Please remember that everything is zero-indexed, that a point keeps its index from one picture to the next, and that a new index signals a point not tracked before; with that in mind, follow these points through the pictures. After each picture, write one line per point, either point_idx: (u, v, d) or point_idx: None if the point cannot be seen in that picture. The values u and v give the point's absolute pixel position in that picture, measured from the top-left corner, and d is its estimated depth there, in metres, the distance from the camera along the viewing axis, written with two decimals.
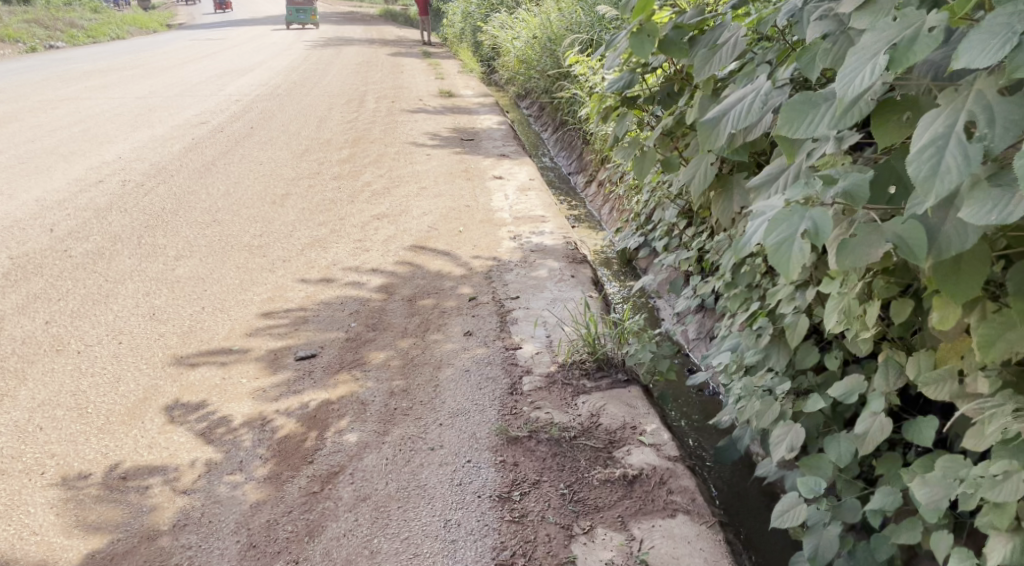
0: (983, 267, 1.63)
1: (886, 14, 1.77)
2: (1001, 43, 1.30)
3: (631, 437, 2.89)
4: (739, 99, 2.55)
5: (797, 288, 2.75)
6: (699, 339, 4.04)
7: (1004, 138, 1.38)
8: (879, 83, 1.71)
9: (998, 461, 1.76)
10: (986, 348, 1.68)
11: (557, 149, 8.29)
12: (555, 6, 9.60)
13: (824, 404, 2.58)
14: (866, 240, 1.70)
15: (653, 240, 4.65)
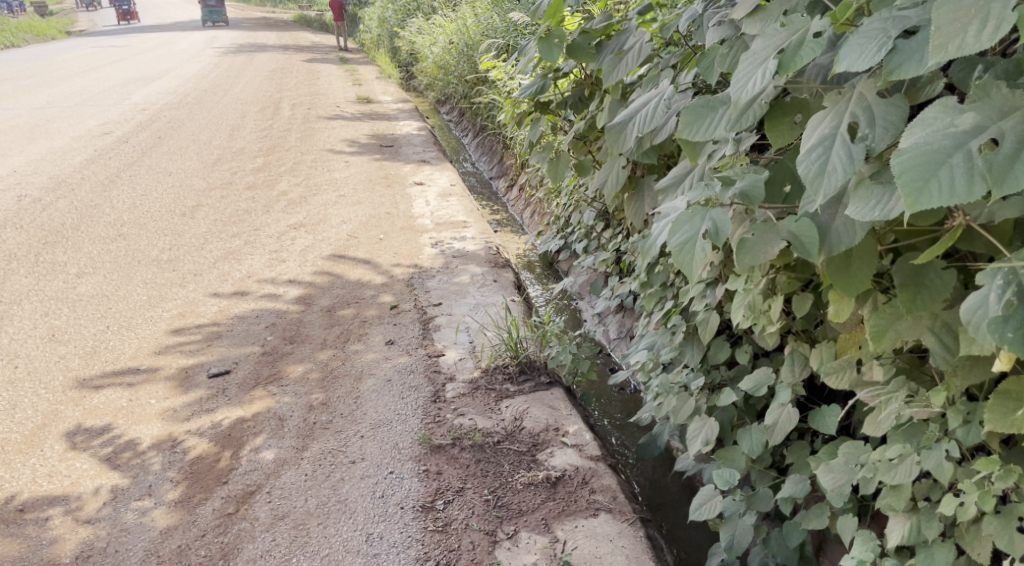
0: (871, 261, 1.71)
1: (775, 19, 1.83)
2: (877, 47, 1.36)
3: (554, 439, 2.91)
4: (644, 102, 2.61)
5: (708, 285, 2.83)
6: (620, 338, 4.11)
7: (884, 138, 1.45)
8: (771, 86, 1.78)
9: (894, 445, 1.85)
10: (878, 338, 1.76)
11: (478, 154, 8.32)
12: (471, 12, 9.64)
13: (736, 397, 2.65)
14: (763, 238, 1.76)
15: (573, 243, 4.71)
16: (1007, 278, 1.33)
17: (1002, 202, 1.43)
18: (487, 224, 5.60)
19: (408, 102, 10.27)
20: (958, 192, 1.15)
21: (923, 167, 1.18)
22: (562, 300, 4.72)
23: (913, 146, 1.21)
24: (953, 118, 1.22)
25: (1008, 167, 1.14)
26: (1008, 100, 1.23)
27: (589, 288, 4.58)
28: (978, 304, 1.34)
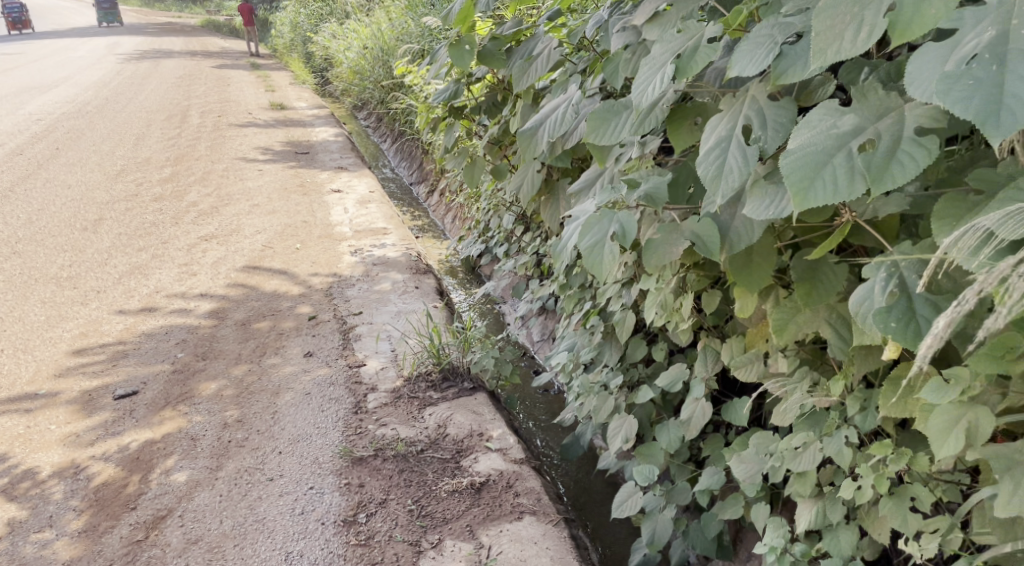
0: (770, 258, 1.78)
1: (672, 26, 1.84)
2: (765, 52, 1.41)
3: (478, 445, 2.90)
4: (554, 107, 2.64)
5: (623, 285, 2.89)
6: (543, 341, 4.13)
7: (776, 139, 1.50)
8: (671, 91, 1.82)
9: (799, 434, 1.93)
10: (780, 331, 1.82)
11: (398, 160, 8.26)
12: (386, 17, 9.56)
13: (653, 395, 2.70)
14: (667, 238, 1.80)
15: (494, 247, 4.72)
16: (889, 271, 1.39)
17: (885, 198, 1.50)
18: (407, 230, 5.55)
19: (324, 108, 10.09)
20: (841, 190, 1.20)
21: (809, 167, 1.23)
22: (485, 305, 4.72)
23: (800, 146, 1.26)
24: (835, 119, 1.28)
25: (885, 166, 1.20)
26: (884, 102, 1.29)
27: (512, 291, 4.59)
28: (864, 297, 1.40)
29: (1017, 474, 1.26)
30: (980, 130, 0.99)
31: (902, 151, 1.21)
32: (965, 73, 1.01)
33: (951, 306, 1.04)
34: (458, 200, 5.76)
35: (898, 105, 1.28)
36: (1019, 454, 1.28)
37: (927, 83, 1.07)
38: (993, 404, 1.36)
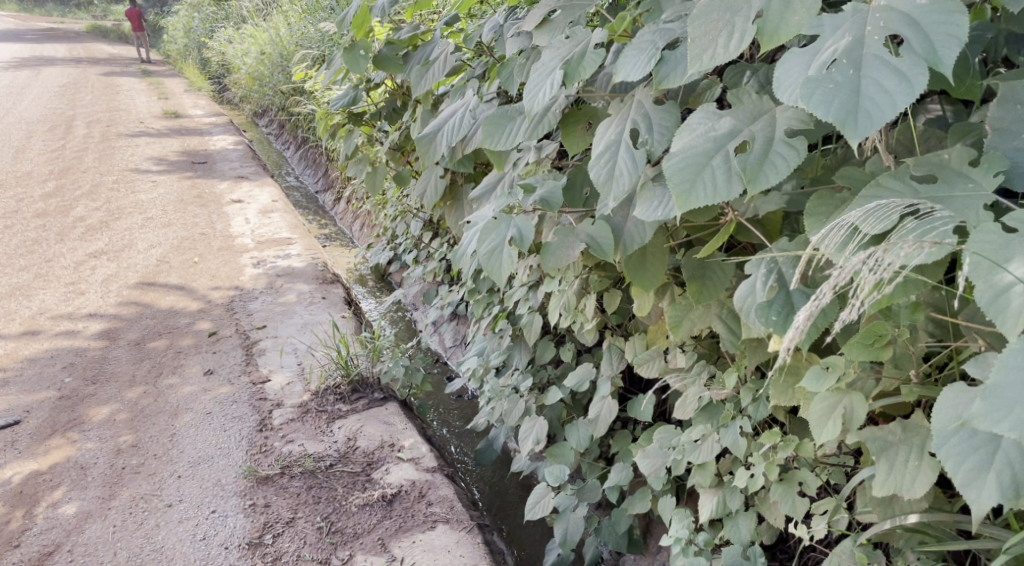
0: (663, 258, 1.83)
1: (561, 31, 1.84)
2: (648, 57, 1.44)
3: (389, 456, 2.86)
4: (451, 113, 2.62)
5: (530, 288, 2.92)
6: (456, 346, 4.08)
7: (662, 142, 1.54)
8: (562, 96, 1.84)
9: (698, 426, 1.99)
10: (675, 328, 1.88)
11: (302, 168, 8.09)
12: (285, 21, 9.34)
13: (562, 395, 2.73)
14: (564, 241, 1.82)
15: (403, 254, 4.67)
16: (769, 267, 1.45)
17: (765, 196, 1.57)
18: (313, 240, 5.44)
19: (222, 115, 9.77)
20: (720, 191, 1.24)
21: (689, 169, 1.27)
22: (396, 313, 4.67)
23: (681, 149, 1.30)
24: (713, 123, 1.32)
25: (759, 166, 1.25)
26: (757, 105, 1.34)
27: (423, 298, 4.55)
28: (747, 292, 1.46)
29: (892, 456, 1.33)
30: (840, 130, 1.04)
31: (775, 152, 1.27)
32: (826, 77, 1.06)
33: (810, 300, 1.09)
34: (365, 207, 5.68)
35: (770, 108, 1.33)
36: (893, 435, 1.35)
37: (792, 88, 1.11)
38: (869, 389, 1.43)
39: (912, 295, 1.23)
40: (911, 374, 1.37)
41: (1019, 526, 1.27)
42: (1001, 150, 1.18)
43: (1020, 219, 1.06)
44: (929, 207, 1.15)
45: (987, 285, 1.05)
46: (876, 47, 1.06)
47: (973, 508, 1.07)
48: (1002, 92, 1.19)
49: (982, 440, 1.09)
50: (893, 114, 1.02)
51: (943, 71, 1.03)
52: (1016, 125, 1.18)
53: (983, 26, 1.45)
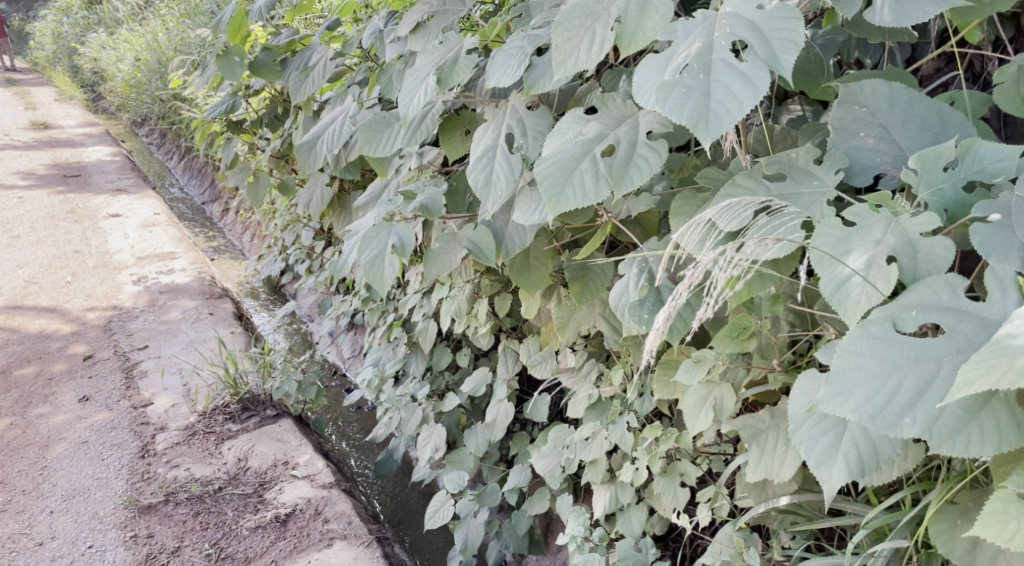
0: (545, 260, 1.85)
1: (434, 36, 1.83)
2: (517, 63, 1.45)
3: (283, 475, 2.76)
4: (331, 119, 2.53)
5: (424, 295, 2.92)
6: (355, 357, 3.92)
7: (536, 147, 1.56)
8: (438, 102, 1.83)
9: (589, 424, 2.03)
10: (561, 329, 1.92)
11: (187, 178, 7.78)
12: (162, 26, 8.94)
13: (460, 401, 2.70)
14: (445, 247, 1.81)
15: (294, 264, 4.54)
16: (641, 267, 1.49)
17: (640, 198, 1.62)
18: (200, 254, 5.23)
19: (96, 125, 9.25)
20: (589, 195, 1.27)
21: (560, 173, 1.29)
22: (290, 326, 4.55)
23: (550, 154, 1.32)
24: (581, 127, 1.35)
25: (625, 168, 1.28)
26: (622, 109, 1.38)
27: (317, 309, 4.45)
28: (622, 291, 1.50)
29: (763, 441, 1.40)
30: (693, 132, 1.08)
31: (639, 154, 1.30)
32: (678, 81, 1.10)
33: (669, 299, 1.13)
34: (254, 217, 5.49)
35: (634, 112, 1.37)
36: (763, 422, 1.41)
37: (650, 92, 1.14)
38: (740, 378, 1.50)
39: (770, 287, 1.30)
40: (776, 364, 1.45)
41: (878, 502, 1.35)
42: (841, 149, 1.25)
43: (858, 213, 1.14)
44: (780, 204, 1.22)
45: (830, 276, 1.11)
46: (723, 52, 1.11)
47: (824, 487, 1.12)
48: (843, 93, 1.26)
49: (830, 424, 1.14)
50: (739, 117, 1.07)
51: (783, 75, 1.08)
52: (855, 124, 1.25)
53: (834, 30, 1.53)
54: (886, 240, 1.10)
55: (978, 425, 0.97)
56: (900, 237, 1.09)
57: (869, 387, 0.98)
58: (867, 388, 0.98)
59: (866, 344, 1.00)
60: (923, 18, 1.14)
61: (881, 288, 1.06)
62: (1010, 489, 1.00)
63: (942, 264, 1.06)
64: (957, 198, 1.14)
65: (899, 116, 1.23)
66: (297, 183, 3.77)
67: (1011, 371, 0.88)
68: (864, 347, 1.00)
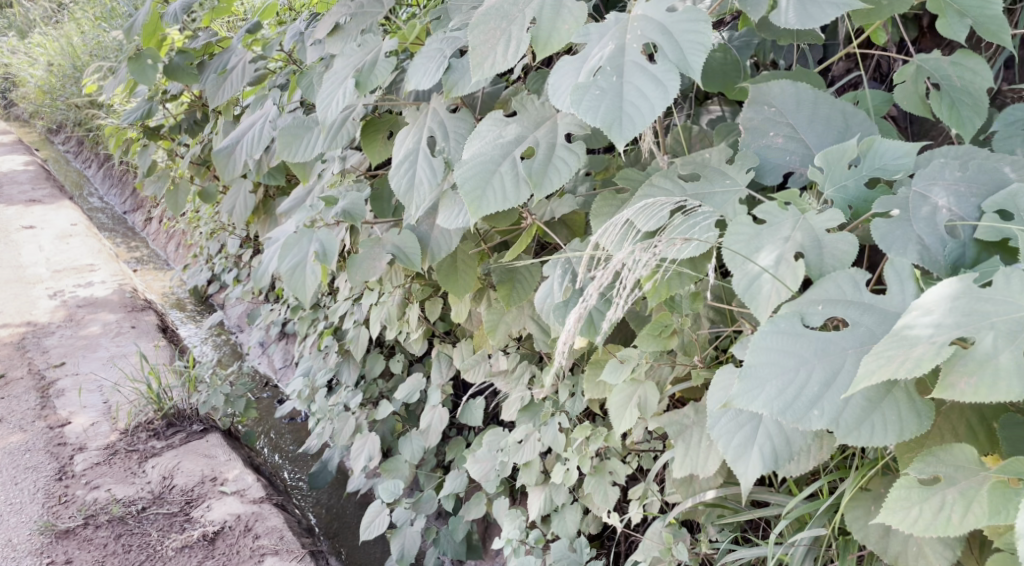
0: (471, 264, 1.85)
1: (352, 39, 1.80)
2: (436, 65, 1.44)
3: (211, 491, 2.67)
4: (250, 124, 2.45)
5: (353, 302, 2.88)
6: (285, 367, 3.82)
7: (458, 150, 1.55)
8: (358, 105, 1.80)
9: (522, 426, 2.03)
10: (491, 332, 1.92)
11: (107, 187, 7.50)
12: (76, 30, 8.61)
13: (393, 408, 2.64)
14: (369, 253, 1.78)
15: (221, 274, 4.42)
16: (564, 268, 1.49)
17: (564, 200, 1.63)
18: (121, 265, 5.04)
19: (7, 133, 8.84)
20: (509, 198, 1.28)
21: (479, 177, 1.29)
22: (218, 337, 4.43)
23: (470, 157, 1.32)
24: (500, 130, 1.35)
25: (544, 170, 1.29)
26: (540, 111, 1.38)
27: (246, 318, 4.34)
28: (546, 293, 1.50)
29: (688, 437, 1.42)
30: (608, 134, 1.10)
31: (558, 156, 1.31)
32: (592, 83, 1.11)
33: (582, 300, 1.14)
34: (178, 226, 5.32)
35: (552, 114, 1.37)
36: (687, 418, 1.43)
37: (565, 94, 1.15)
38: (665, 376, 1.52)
39: (688, 285, 1.32)
40: (699, 360, 1.48)
41: (799, 492, 1.39)
42: (751, 149, 1.28)
43: (767, 211, 1.17)
44: (694, 204, 1.24)
45: (742, 273, 1.13)
46: (635, 54, 1.12)
47: (741, 481, 1.14)
48: (752, 94, 1.29)
49: (745, 419, 1.16)
50: (653, 118, 1.08)
51: (693, 76, 1.10)
52: (765, 124, 1.28)
53: (748, 33, 1.58)
54: (794, 237, 1.13)
55: (880, 414, 1.01)
56: (807, 233, 1.13)
57: (780, 380, 1.01)
58: (778, 381, 1.01)
59: (776, 338, 1.03)
60: (825, 20, 1.17)
61: (789, 285, 1.09)
62: (912, 476, 1.04)
63: (846, 259, 1.10)
64: (861, 195, 1.18)
65: (806, 116, 1.27)
66: (220, 190, 3.66)
67: (909, 360, 0.93)
68: (774, 341, 1.03)
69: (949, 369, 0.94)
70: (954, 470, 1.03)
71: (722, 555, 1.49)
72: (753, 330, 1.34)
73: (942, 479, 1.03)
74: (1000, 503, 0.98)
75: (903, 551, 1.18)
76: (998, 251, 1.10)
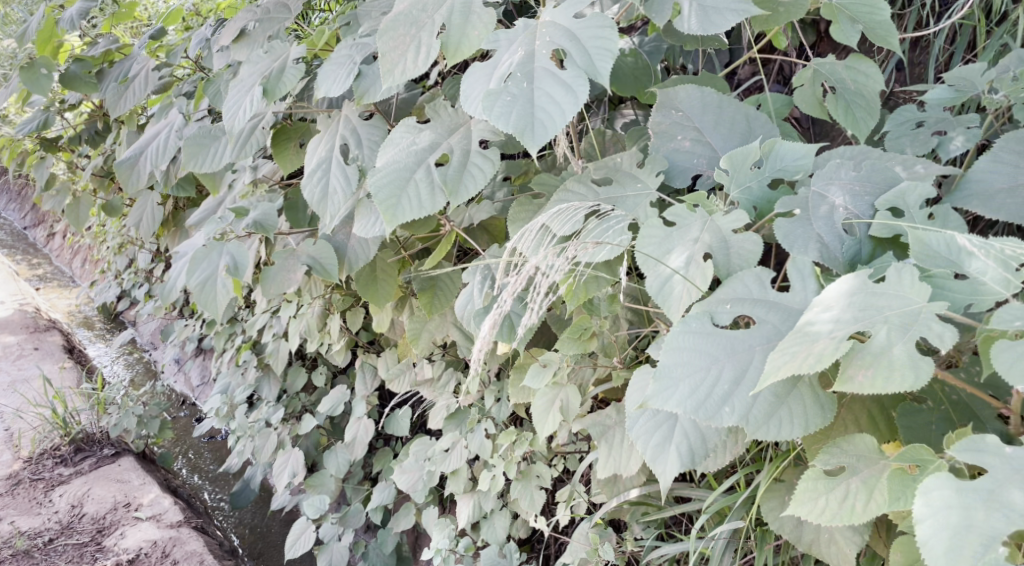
0: (392, 273, 1.83)
1: (259, 45, 1.76)
2: (346, 73, 1.43)
3: (124, 518, 2.54)
4: (155, 133, 2.36)
5: (272, 314, 2.81)
6: (202, 384, 3.70)
7: (372, 158, 1.54)
8: (268, 113, 1.76)
9: (449, 435, 2.01)
10: (414, 340, 1.90)
11: (4, 203, 7.13)
12: None
13: (317, 422, 2.59)
14: (283, 265, 1.72)
15: (131, 289, 4.25)
16: (484, 274, 1.49)
17: (482, 206, 1.63)
18: (22, 284, 4.79)
19: None
20: (424, 205, 1.27)
21: (393, 185, 1.28)
22: (130, 355, 4.25)
23: (384, 165, 1.30)
24: (413, 136, 1.34)
25: (459, 177, 1.29)
26: (454, 117, 1.37)
27: (159, 335, 4.18)
28: (466, 300, 1.50)
29: (610, 438, 1.44)
30: (521, 140, 1.11)
31: (472, 163, 1.31)
32: (503, 89, 1.12)
33: (495, 308, 1.13)
34: (83, 241, 5.09)
35: (466, 120, 1.37)
36: (609, 419, 1.45)
37: (477, 100, 1.15)
38: (587, 377, 1.54)
39: (605, 288, 1.34)
40: (619, 361, 1.50)
41: (718, 486, 1.43)
42: (661, 153, 1.31)
43: (677, 213, 1.19)
44: (607, 208, 1.26)
45: (654, 275, 1.16)
46: (545, 60, 1.13)
47: (660, 480, 1.16)
48: (660, 98, 1.32)
49: (663, 418, 1.18)
50: (564, 123, 1.10)
51: (602, 81, 1.12)
52: (672, 128, 1.31)
53: (657, 38, 1.61)
54: (703, 238, 1.16)
55: (787, 409, 1.04)
56: (715, 234, 1.16)
57: (692, 379, 1.03)
58: (691, 381, 1.03)
59: (689, 338, 1.05)
60: (725, 26, 1.21)
61: (699, 285, 1.11)
62: (818, 467, 1.08)
63: (752, 258, 1.13)
64: (764, 196, 1.22)
65: (710, 120, 1.30)
66: (126, 204, 3.53)
67: (811, 356, 0.96)
68: (686, 341, 1.05)
69: (848, 362, 0.98)
70: (856, 460, 1.07)
71: (647, 551, 1.51)
72: (669, 330, 1.37)
73: (845, 469, 1.07)
74: (899, 490, 1.02)
75: (815, 538, 1.22)
76: (891, 247, 1.16)
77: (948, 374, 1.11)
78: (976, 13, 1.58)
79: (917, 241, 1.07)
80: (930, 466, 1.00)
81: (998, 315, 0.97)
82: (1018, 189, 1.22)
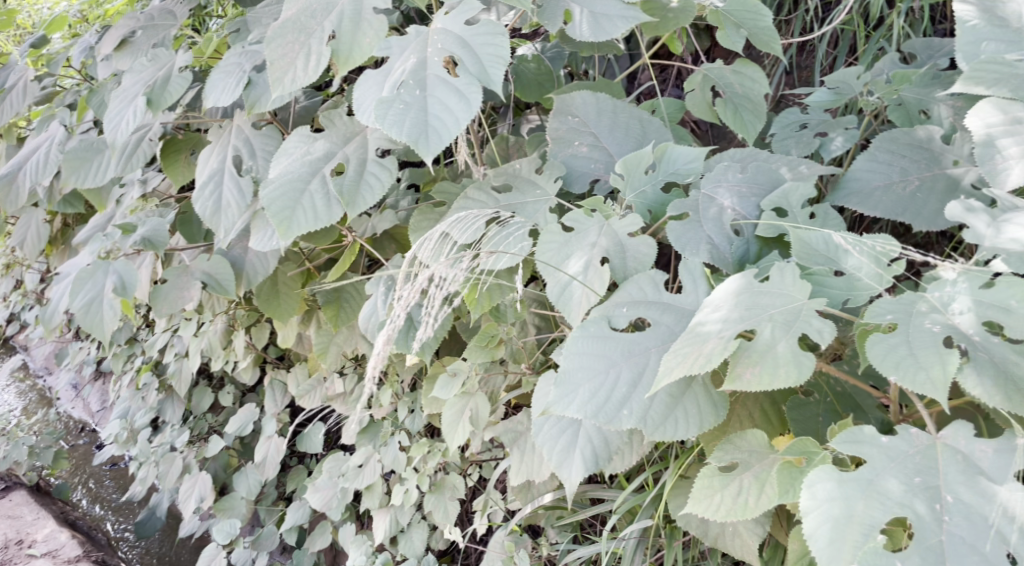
0: (296, 287, 1.78)
1: (144, 53, 1.69)
2: (235, 80, 1.38)
3: (16, 556, 2.38)
4: (34, 147, 2.23)
5: (172, 333, 2.70)
6: (102, 410, 3.52)
7: (267, 168, 1.50)
8: (155, 125, 1.69)
9: (362, 451, 1.97)
10: (322, 354, 1.86)
11: None
12: None
13: (224, 443, 2.49)
14: (177, 282, 1.65)
15: (20, 313, 4.01)
16: (387, 285, 1.47)
17: (384, 216, 1.61)
18: None
19: None
20: (320, 217, 1.25)
21: (285, 198, 1.25)
22: (21, 383, 4.00)
23: (277, 177, 1.27)
24: (307, 146, 1.31)
25: (355, 187, 1.27)
26: (349, 126, 1.35)
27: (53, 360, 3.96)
28: (370, 312, 1.47)
29: (522, 445, 1.44)
30: (415, 148, 1.09)
31: (369, 172, 1.29)
32: (395, 97, 1.10)
33: (388, 322, 1.11)
34: None
35: (362, 129, 1.35)
36: (521, 425, 1.45)
37: (370, 109, 1.14)
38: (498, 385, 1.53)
39: (507, 294, 1.34)
40: (529, 366, 1.50)
41: (628, 485, 1.45)
42: (559, 158, 1.32)
43: (575, 218, 1.20)
44: (507, 215, 1.26)
45: (554, 282, 1.16)
46: (437, 68, 1.13)
47: (566, 485, 1.17)
48: (556, 105, 1.33)
49: (566, 424, 1.19)
50: (458, 131, 1.09)
51: (494, 88, 1.12)
52: (569, 133, 1.33)
53: (558, 44, 1.63)
54: (600, 243, 1.17)
55: (683, 409, 1.06)
56: (611, 238, 1.17)
57: (591, 384, 1.04)
58: (590, 386, 1.04)
59: (587, 342, 1.06)
60: (614, 32, 1.23)
61: (597, 289, 1.12)
62: (713, 465, 1.11)
63: (647, 261, 1.15)
64: (659, 199, 1.24)
65: (606, 125, 1.32)
66: (9, 222, 3.32)
67: (701, 356, 0.99)
68: (586, 345, 1.06)
69: (736, 360, 1.00)
70: (749, 455, 1.10)
71: (563, 554, 1.52)
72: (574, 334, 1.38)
73: (739, 465, 1.10)
74: (787, 483, 1.04)
75: (720, 532, 1.24)
76: (776, 245, 1.20)
77: (831, 367, 1.16)
78: (854, 18, 1.66)
79: (799, 239, 1.12)
80: (815, 457, 1.04)
81: (873, 308, 1.01)
82: (893, 186, 1.29)
